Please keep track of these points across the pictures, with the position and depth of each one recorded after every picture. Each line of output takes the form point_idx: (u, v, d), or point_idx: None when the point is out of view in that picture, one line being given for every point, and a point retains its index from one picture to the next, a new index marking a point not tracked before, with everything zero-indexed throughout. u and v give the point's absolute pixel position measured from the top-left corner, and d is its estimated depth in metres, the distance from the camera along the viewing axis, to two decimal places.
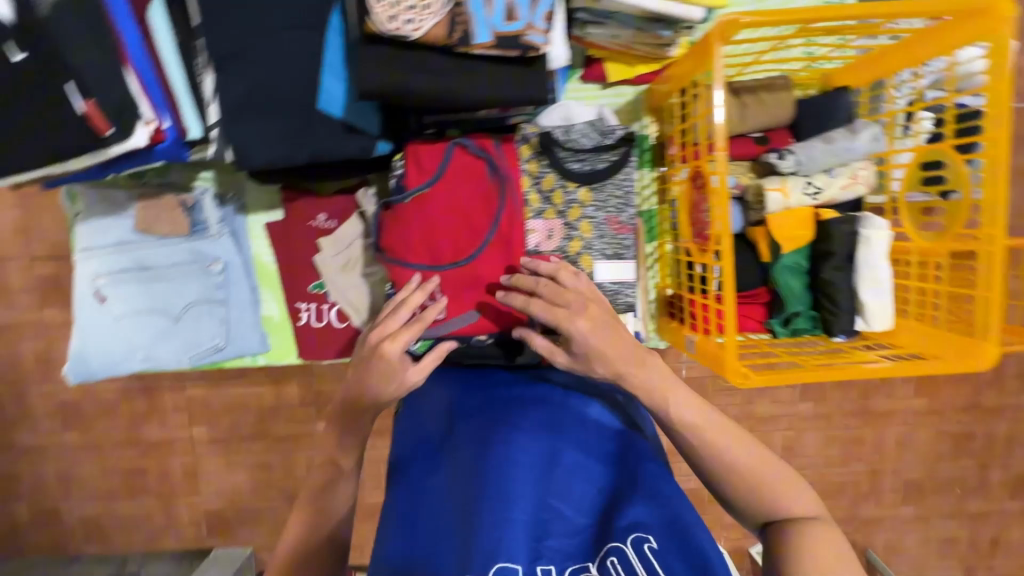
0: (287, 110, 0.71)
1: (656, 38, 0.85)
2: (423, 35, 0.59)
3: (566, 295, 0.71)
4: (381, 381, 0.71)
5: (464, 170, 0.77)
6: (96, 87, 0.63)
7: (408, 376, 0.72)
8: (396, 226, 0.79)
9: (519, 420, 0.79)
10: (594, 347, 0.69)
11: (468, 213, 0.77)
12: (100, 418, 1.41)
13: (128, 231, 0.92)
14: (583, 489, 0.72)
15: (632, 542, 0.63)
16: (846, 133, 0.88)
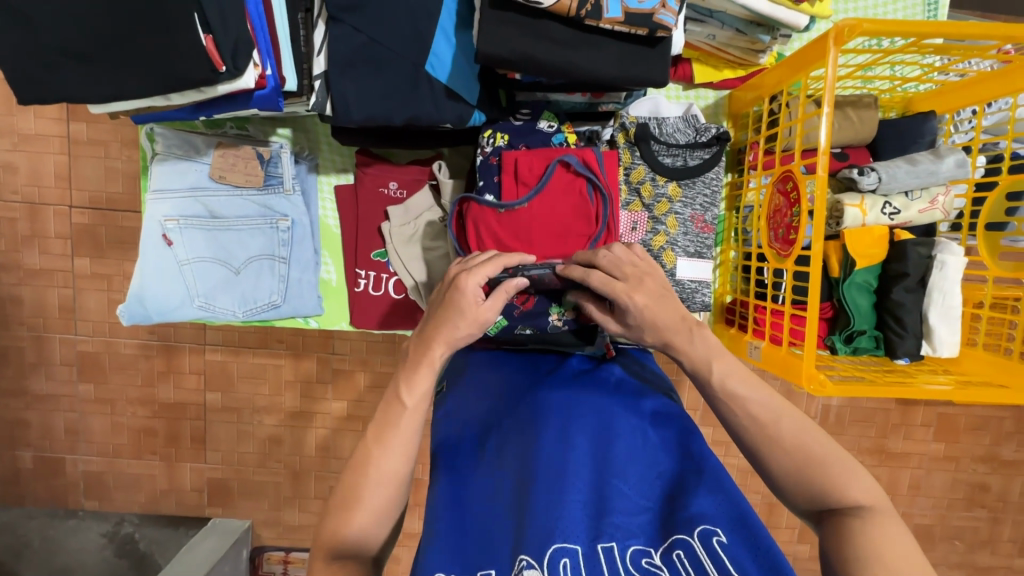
0: (394, 70, 0.72)
1: (752, 43, 0.86)
2: (553, 4, 0.59)
3: (623, 269, 0.69)
4: (455, 317, 0.67)
5: (566, 188, 0.78)
6: (218, 22, 0.63)
7: (481, 315, 0.68)
8: (490, 235, 0.79)
9: (567, 400, 0.70)
10: (649, 321, 0.67)
11: (566, 232, 0.77)
12: (116, 372, 1.38)
13: (204, 178, 0.92)
14: (641, 472, 0.62)
15: (700, 535, 0.53)
16: (930, 157, 0.88)
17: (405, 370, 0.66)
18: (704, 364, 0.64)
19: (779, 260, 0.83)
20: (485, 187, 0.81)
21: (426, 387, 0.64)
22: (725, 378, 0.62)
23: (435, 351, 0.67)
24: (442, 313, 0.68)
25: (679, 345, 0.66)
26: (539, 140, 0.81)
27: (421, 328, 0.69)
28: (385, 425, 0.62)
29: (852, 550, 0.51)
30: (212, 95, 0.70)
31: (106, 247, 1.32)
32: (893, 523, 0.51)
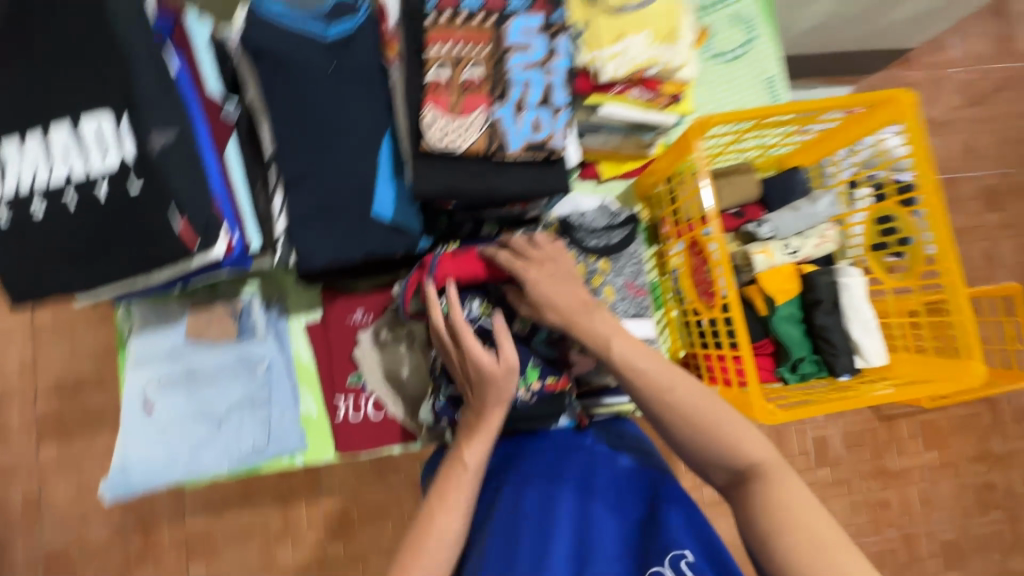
0: (345, 219, 0.83)
1: (639, 141, 1.04)
2: (467, 148, 0.74)
3: (530, 250, 0.79)
4: (491, 380, 0.78)
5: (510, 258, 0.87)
6: (190, 208, 0.74)
7: (510, 369, 0.79)
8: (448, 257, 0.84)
9: (547, 468, 0.81)
10: (545, 295, 0.77)
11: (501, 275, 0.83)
12: (88, 564, 1.30)
13: (180, 341, 0.98)
14: (619, 518, 0.75)
15: (670, 562, 0.68)
16: (807, 201, 1.05)
17: (464, 442, 0.80)
18: (606, 337, 0.75)
19: (709, 306, 0.94)
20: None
21: (483, 450, 0.79)
22: (623, 349, 0.74)
23: (490, 419, 0.79)
24: (481, 380, 0.79)
25: (580, 323, 0.76)
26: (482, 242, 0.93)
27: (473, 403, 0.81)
28: (445, 494, 0.77)
29: (763, 512, 0.64)
30: (187, 268, 0.79)
31: (74, 430, 1.32)
32: (789, 482, 0.64)
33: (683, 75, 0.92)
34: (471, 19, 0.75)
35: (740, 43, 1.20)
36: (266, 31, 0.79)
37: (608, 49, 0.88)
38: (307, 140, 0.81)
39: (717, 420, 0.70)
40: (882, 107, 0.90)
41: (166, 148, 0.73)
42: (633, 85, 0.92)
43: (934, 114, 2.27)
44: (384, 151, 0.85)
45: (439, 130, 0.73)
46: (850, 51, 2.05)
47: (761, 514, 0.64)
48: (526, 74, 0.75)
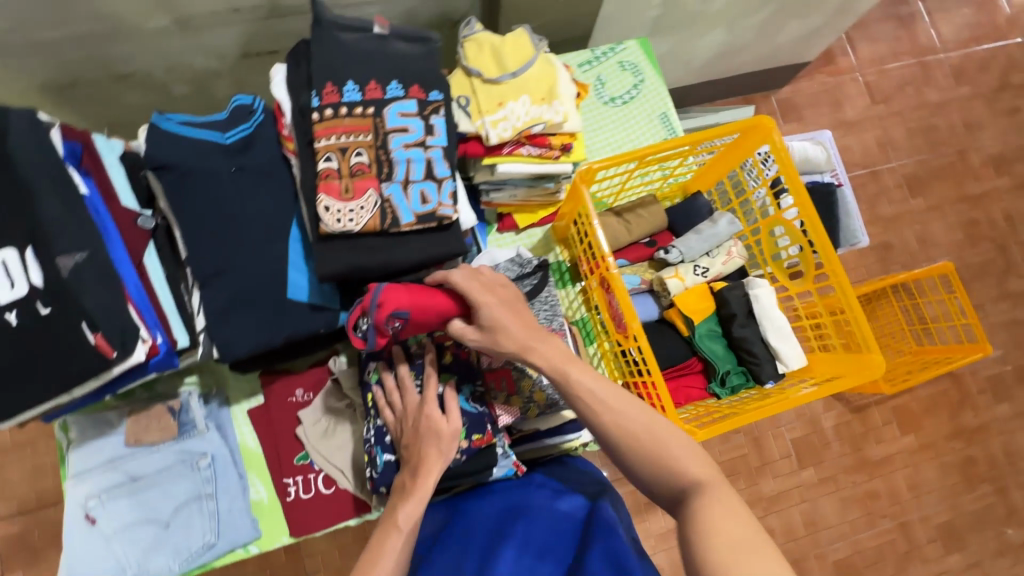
0: (264, 306, 0.87)
1: (544, 190, 1.10)
2: (363, 226, 0.79)
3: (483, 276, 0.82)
4: (432, 438, 0.84)
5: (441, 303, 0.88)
6: (103, 320, 0.76)
7: (451, 431, 0.84)
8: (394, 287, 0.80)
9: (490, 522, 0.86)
10: (497, 320, 0.79)
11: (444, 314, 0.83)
12: None
13: (120, 447, 0.99)
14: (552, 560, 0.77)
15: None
16: (709, 223, 1.12)
17: (399, 502, 0.80)
18: (560, 359, 0.77)
19: (623, 337, 1.00)
20: (370, 362, 0.95)
21: (417, 512, 0.79)
22: (573, 368, 0.76)
23: (427, 480, 0.81)
24: (421, 438, 0.85)
25: (538, 347, 0.78)
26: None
27: (411, 464, 0.84)
28: (380, 551, 0.75)
29: (695, 531, 0.62)
30: (109, 377, 0.80)
31: None
32: (718, 497, 0.63)
33: (568, 127, 1.00)
34: (352, 110, 0.81)
35: (632, 85, 1.29)
36: (167, 142, 0.84)
37: (493, 115, 0.96)
38: (217, 239, 0.86)
39: (660, 434, 0.70)
40: (748, 135, 0.98)
41: (76, 269, 0.76)
42: (523, 144, 1.00)
43: (848, 115, 2.42)
44: (294, 240, 0.89)
45: (335, 214, 0.78)
46: (756, 72, 2.20)
47: (692, 532, 0.62)
48: (408, 153, 0.82)
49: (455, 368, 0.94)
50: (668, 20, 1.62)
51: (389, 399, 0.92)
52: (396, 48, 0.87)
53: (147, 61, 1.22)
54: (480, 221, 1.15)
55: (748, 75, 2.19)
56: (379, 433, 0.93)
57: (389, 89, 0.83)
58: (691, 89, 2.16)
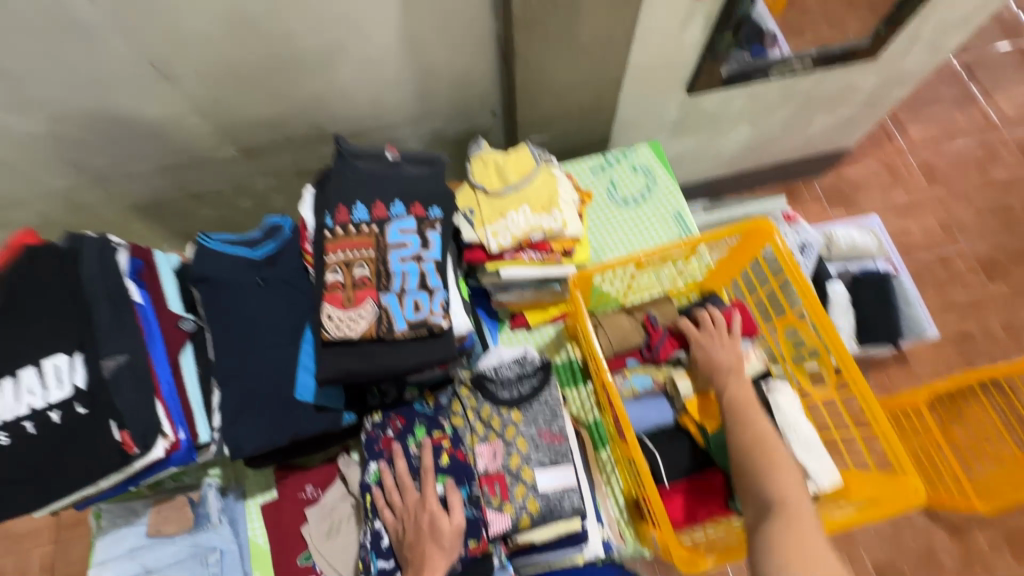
0: (273, 405, 0.93)
1: (552, 291, 1.14)
2: (360, 333, 0.85)
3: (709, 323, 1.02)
4: (434, 537, 0.83)
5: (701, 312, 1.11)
6: (131, 419, 0.85)
7: (455, 525, 0.84)
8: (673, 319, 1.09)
9: None
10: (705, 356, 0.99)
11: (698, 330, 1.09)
12: None
13: (141, 536, 1.04)
14: None
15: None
16: None
17: None
18: (738, 396, 0.91)
19: (625, 445, 0.96)
20: (370, 462, 0.94)
21: None
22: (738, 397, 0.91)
23: None
24: (423, 537, 0.84)
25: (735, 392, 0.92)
26: (405, 406, 0.98)
27: (414, 565, 0.83)
28: None
29: (767, 538, 0.73)
30: (131, 471, 0.88)
31: None
32: (799, 527, 0.72)
33: (568, 232, 1.05)
34: (360, 228, 0.91)
35: (645, 186, 1.33)
36: (210, 260, 0.98)
37: (493, 225, 1.03)
38: (239, 343, 0.95)
39: (773, 458, 0.82)
40: (750, 235, 1.01)
41: (117, 370, 0.87)
42: (524, 249, 1.05)
43: (904, 197, 2.30)
44: (307, 342, 0.94)
45: (335, 323, 0.85)
46: (794, 160, 2.19)
47: (762, 538, 0.74)
48: (404, 265, 0.88)
49: (451, 470, 0.91)
50: (687, 122, 1.70)
51: (390, 497, 0.90)
52: (405, 171, 0.97)
53: (218, 183, 1.44)
54: (492, 318, 1.18)
55: (785, 164, 2.18)
56: (375, 538, 0.90)
57: (394, 208, 0.92)
58: (725, 180, 2.17)
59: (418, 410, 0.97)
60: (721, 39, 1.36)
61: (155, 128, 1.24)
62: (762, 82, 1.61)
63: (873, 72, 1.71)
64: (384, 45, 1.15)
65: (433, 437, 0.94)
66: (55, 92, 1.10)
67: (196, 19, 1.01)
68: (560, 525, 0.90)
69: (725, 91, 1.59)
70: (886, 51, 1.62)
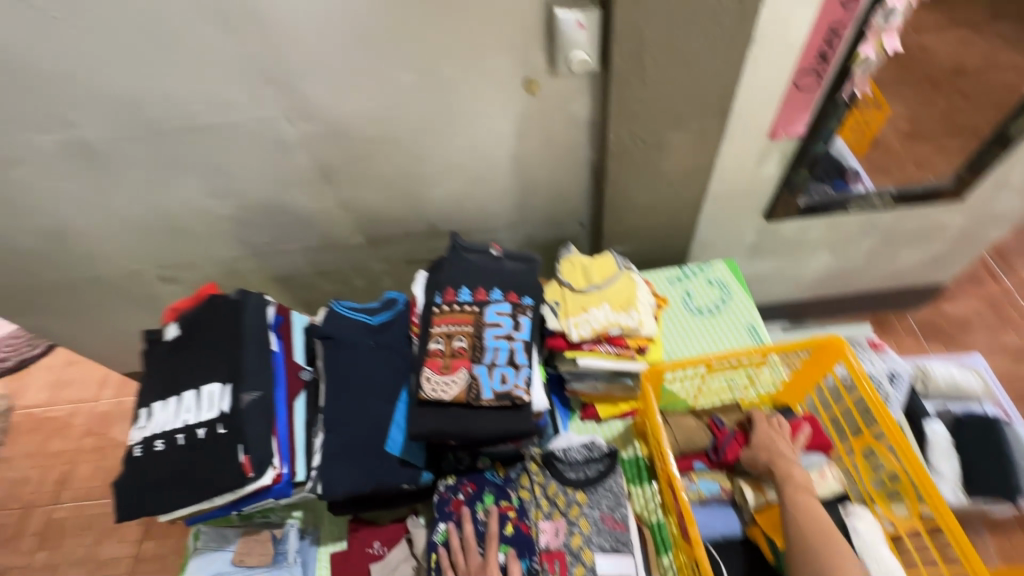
0: (365, 454, 1.05)
1: (624, 385, 1.21)
2: (452, 396, 0.97)
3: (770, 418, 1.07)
4: None
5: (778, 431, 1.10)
6: (254, 446, 1.01)
7: None
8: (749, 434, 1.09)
9: None
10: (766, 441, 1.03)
11: None
12: None
13: (227, 563, 1.15)
14: None
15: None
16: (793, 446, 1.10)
17: None
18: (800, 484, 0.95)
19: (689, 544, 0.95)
20: (439, 521, 1.00)
21: None
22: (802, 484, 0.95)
23: None
24: None
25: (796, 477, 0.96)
26: (476, 473, 1.05)
27: None
28: None
29: None
30: (241, 493, 1.01)
31: None
32: None
33: (643, 331, 1.15)
34: (463, 307, 1.07)
35: (719, 299, 1.42)
36: (337, 322, 1.17)
37: (576, 317, 1.15)
38: (346, 395, 1.11)
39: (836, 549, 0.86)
40: (822, 351, 1.06)
41: (251, 403, 1.05)
42: (601, 342, 1.15)
43: (1014, 340, 2.15)
44: (402, 402, 1.09)
45: (432, 385, 0.99)
46: (883, 291, 2.15)
47: None
48: (497, 342, 1.02)
49: (514, 541, 0.95)
50: (765, 245, 1.79)
51: (454, 556, 0.95)
52: (505, 265, 1.14)
53: (343, 265, 1.71)
54: (563, 406, 1.26)
55: (872, 294, 2.15)
56: None
57: (493, 294, 1.09)
58: (808, 304, 2.16)
59: (488, 478, 1.04)
60: (796, 175, 1.49)
61: (309, 218, 1.53)
62: (841, 214, 1.70)
63: (960, 212, 1.74)
64: (499, 165, 1.41)
65: (500, 506, 1.00)
66: (246, 189, 1.41)
67: (364, 140, 1.31)
68: None
69: (804, 220, 1.69)
70: (972, 193, 1.67)
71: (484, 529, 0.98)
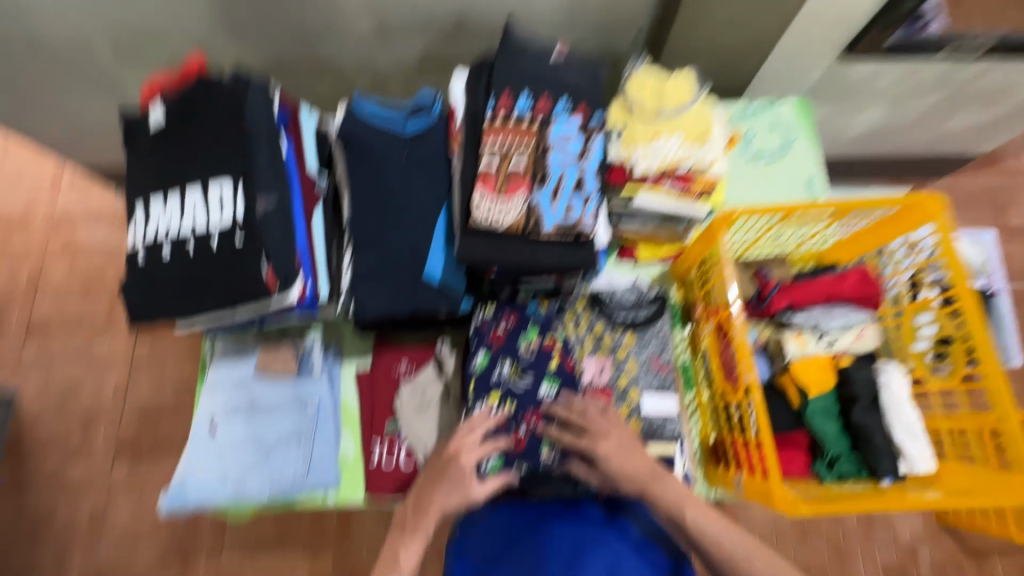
0: (403, 276, 0.96)
1: (674, 228, 1.10)
2: (507, 225, 0.86)
3: (589, 426, 0.88)
4: (450, 488, 0.87)
5: (831, 282, 1.05)
6: (277, 258, 0.90)
7: (471, 490, 0.87)
8: (794, 288, 1.06)
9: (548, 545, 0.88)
10: (616, 467, 0.84)
11: (823, 295, 1.04)
12: None
13: (249, 373, 1.12)
14: None
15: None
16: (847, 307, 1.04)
17: (397, 541, 0.88)
18: (679, 504, 0.81)
19: (733, 390, 0.94)
20: (477, 350, 0.97)
21: (417, 555, 0.86)
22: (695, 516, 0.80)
23: (429, 523, 0.86)
24: (440, 484, 0.87)
25: (655, 491, 0.83)
26: (519, 307, 1.00)
27: (418, 505, 0.89)
28: None
29: None
30: (266, 307, 0.94)
31: None
32: None
33: (713, 171, 1.01)
34: (520, 120, 0.90)
35: (780, 145, 1.26)
36: (361, 127, 0.99)
37: (643, 147, 1.01)
38: (374, 210, 0.98)
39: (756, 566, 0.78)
40: (910, 211, 0.96)
41: (267, 210, 0.91)
42: (666, 177, 1.01)
43: None
44: (439, 225, 0.97)
45: (485, 208, 0.86)
46: (921, 157, 2.02)
47: None
48: (563, 166, 0.89)
49: (560, 375, 0.95)
50: (830, 89, 1.57)
51: (497, 387, 0.94)
52: (568, 72, 0.94)
53: (343, 60, 1.40)
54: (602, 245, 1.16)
55: (909, 158, 2.02)
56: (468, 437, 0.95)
57: (557, 107, 0.91)
58: (840, 163, 2.03)
59: (533, 314, 0.99)
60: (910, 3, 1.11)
61: None
62: (925, 61, 1.44)
63: None
64: None
65: (545, 341, 0.97)
66: None
67: None
68: (657, 446, 0.95)
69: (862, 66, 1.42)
70: None
71: (529, 363, 0.95)
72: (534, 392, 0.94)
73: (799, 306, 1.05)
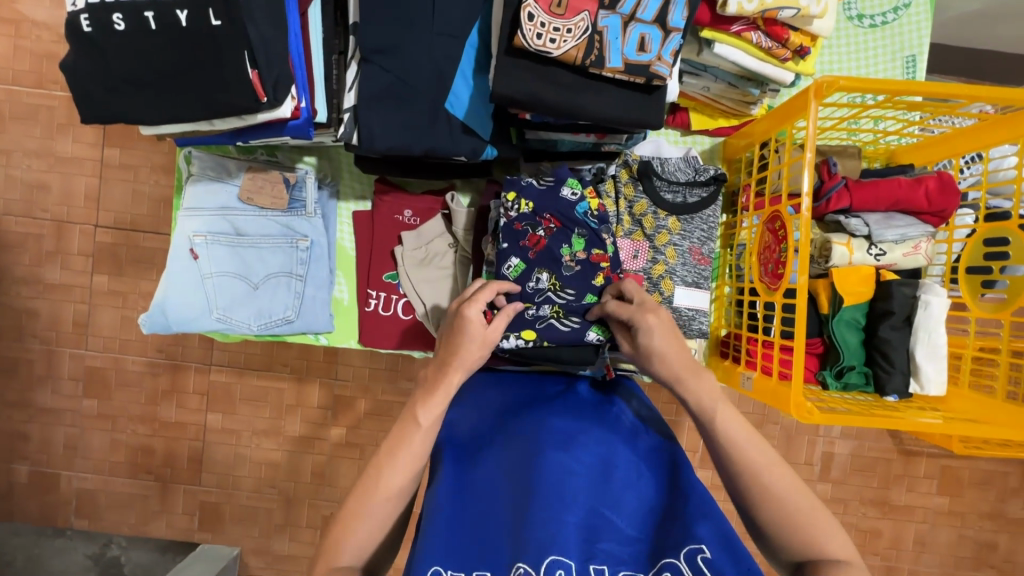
0: (418, 105, 0.80)
1: (743, 95, 0.94)
2: (561, 54, 0.69)
3: (640, 296, 0.77)
4: (466, 339, 0.73)
5: (901, 185, 0.93)
6: (263, 60, 0.73)
7: (488, 336, 0.75)
8: (858, 187, 0.94)
9: (541, 430, 0.73)
10: (659, 344, 0.73)
11: (890, 200, 0.93)
12: (136, 382, 1.48)
13: (233, 198, 0.99)
14: (635, 501, 0.67)
15: (687, 556, 0.59)
16: (908, 219, 0.94)
17: (420, 399, 0.71)
18: (709, 403, 0.68)
19: (772, 291, 0.87)
20: (511, 255, 0.85)
21: (439, 411, 0.70)
22: (728, 423, 0.67)
23: (451, 375, 0.72)
24: (456, 337, 0.74)
25: (688, 382, 0.70)
26: (561, 206, 0.86)
27: (438, 359, 0.74)
28: (394, 450, 0.68)
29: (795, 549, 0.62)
30: (252, 122, 0.78)
31: (126, 265, 1.44)
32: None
33: (817, 26, 0.83)
34: None
35: (892, 7, 1.02)
36: None
37: None
38: (389, 11, 0.77)
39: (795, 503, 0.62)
40: None
41: None
42: (755, 27, 0.83)
43: None
44: (469, 46, 0.79)
45: (537, 26, 0.68)
46: None
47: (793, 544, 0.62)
48: None
49: (586, 256, 0.85)
50: None
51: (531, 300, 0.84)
52: None
53: None
54: None
55: None
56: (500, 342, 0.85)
57: None
58: None
59: (581, 219, 0.86)
60: None
61: None
62: None
63: None
64: None
65: (591, 255, 0.85)
66: None
67: None
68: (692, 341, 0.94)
69: None
70: None
71: (570, 274, 0.85)
72: (580, 334, 0.84)
73: (859, 207, 0.94)
